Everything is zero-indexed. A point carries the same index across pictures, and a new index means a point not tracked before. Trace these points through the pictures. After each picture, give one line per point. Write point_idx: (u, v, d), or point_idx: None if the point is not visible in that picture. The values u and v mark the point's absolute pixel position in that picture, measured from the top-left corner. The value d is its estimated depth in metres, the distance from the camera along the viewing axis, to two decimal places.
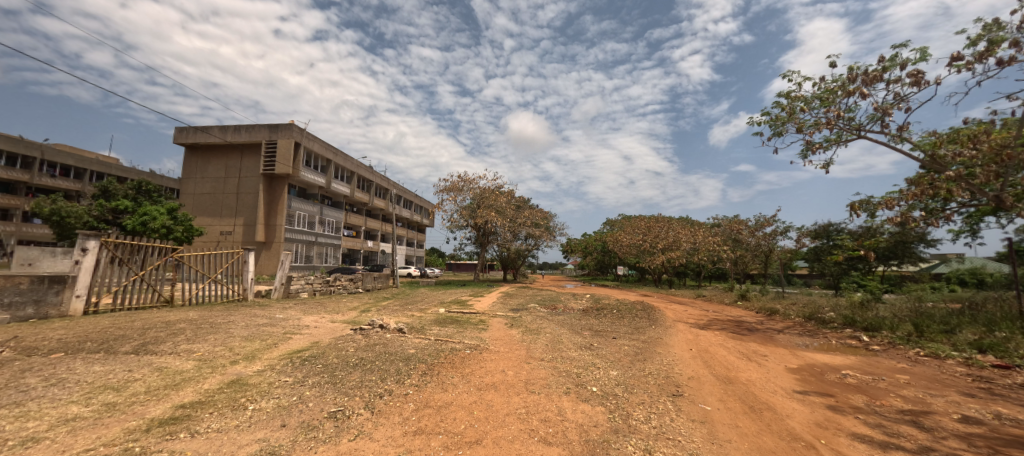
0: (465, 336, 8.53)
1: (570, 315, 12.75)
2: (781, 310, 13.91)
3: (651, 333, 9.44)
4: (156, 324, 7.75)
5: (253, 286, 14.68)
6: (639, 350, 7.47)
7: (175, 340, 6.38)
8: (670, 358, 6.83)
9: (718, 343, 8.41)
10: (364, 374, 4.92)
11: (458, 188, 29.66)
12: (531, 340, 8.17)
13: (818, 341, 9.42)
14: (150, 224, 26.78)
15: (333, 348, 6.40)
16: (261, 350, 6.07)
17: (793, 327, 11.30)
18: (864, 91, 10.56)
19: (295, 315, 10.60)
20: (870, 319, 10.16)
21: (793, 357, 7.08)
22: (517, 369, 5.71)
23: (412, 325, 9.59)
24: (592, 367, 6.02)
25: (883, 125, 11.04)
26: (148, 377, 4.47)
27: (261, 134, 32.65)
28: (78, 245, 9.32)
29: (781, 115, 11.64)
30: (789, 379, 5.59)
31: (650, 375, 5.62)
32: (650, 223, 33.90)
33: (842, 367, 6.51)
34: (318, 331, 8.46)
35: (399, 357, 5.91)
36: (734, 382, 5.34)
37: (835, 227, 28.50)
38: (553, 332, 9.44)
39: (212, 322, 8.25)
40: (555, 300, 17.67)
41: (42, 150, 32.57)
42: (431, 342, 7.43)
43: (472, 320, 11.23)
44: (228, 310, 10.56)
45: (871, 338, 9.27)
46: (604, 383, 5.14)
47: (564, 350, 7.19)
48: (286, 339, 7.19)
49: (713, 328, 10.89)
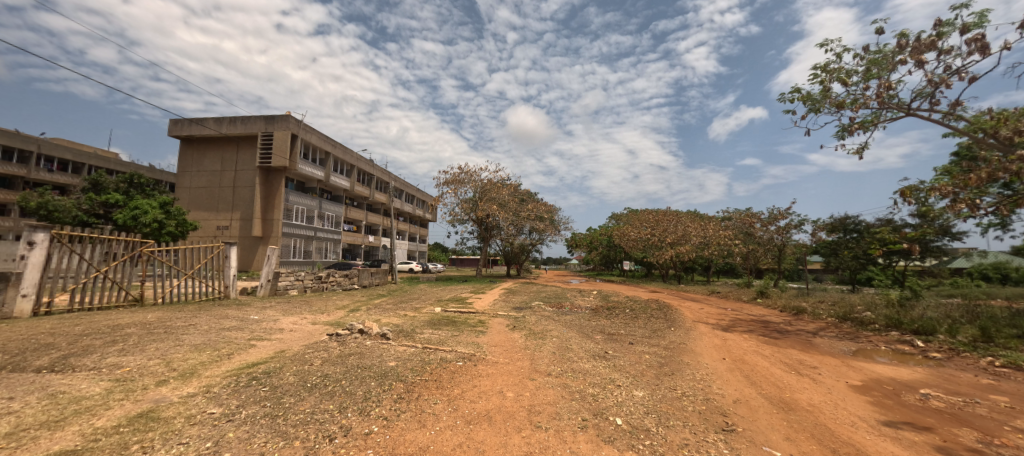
0: (458, 342, 7.39)
1: (578, 315, 11.58)
2: (809, 310, 12.66)
3: (673, 338, 8.23)
4: (100, 329, 6.67)
5: (236, 283, 13.64)
6: (663, 360, 6.32)
7: (105, 351, 5.28)
8: (703, 371, 5.68)
9: (753, 351, 7.22)
10: (320, 400, 3.79)
11: (460, 180, 28.62)
12: (535, 346, 7.08)
13: (863, 346, 8.26)
14: (141, 218, 25.85)
15: (296, 361, 5.29)
16: (206, 365, 4.95)
17: (828, 329, 10.10)
18: (916, 62, 9.24)
19: (273, 316, 9.50)
20: (922, 321, 8.98)
21: (850, 370, 5.88)
22: (520, 390, 4.57)
23: (400, 328, 8.47)
24: (610, 385, 4.87)
25: (934, 102, 9.79)
26: (28, 408, 3.37)
27: (257, 125, 31.66)
28: (23, 238, 8.33)
29: (815, 92, 10.40)
30: (864, 405, 4.42)
31: (684, 398, 4.48)
32: (658, 216, 32.51)
33: (917, 384, 5.35)
34: (291, 336, 7.36)
35: (373, 374, 4.78)
36: (795, 410, 4.18)
37: (853, 219, 26.95)
38: (561, 336, 8.25)
39: (170, 325, 7.19)
40: (561, 298, 16.40)
41: (39, 144, 31.85)
42: (417, 351, 6.28)
43: (470, 321, 10.11)
44: (199, 310, 9.48)
45: (926, 343, 8.09)
46: (631, 411, 3.99)
47: (575, 361, 6.05)
48: (246, 347, 6.07)
49: (740, 330, 9.71)
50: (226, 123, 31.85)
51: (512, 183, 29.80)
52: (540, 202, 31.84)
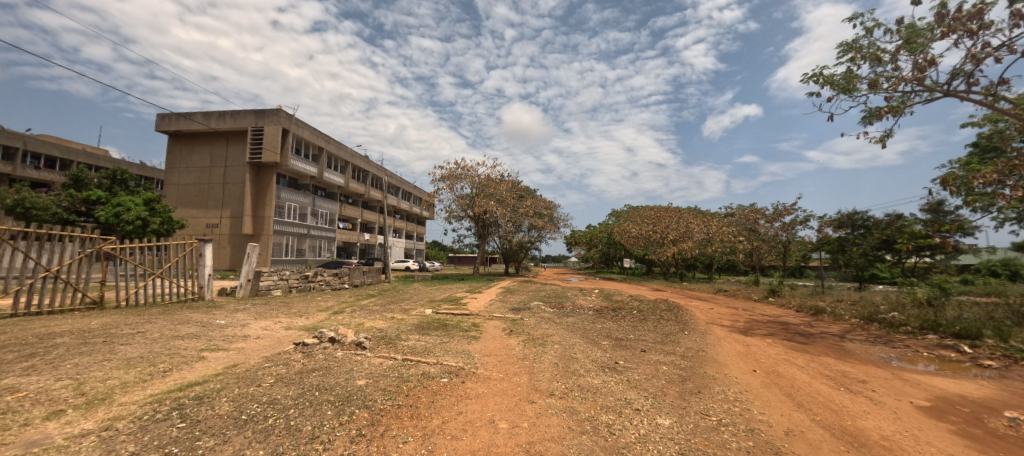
0: (446, 350, 6.44)
1: (581, 316, 10.65)
2: (830, 310, 11.75)
3: (689, 344, 7.32)
4: (26, 338, 5.66)
5: (211, 284, 12.63)
6: (684, 373, 5.38)
7: (6, 369, 4.28)
8: (735, 388, 4.75)
9: (784, 360, 6.29)
10: (250, 442, 2.85)
11: (456, 176, 27.66)
12: (536, 355, 6.22)
13: (902, 352, 7.38)
14: (124, 216, 24.60)
15: (243, 380, 4.32)
16: (127, 387, 3.99)
17: (855, 332, 9.21)
18: (964, 34, 8.24)
19: (243, 321, 8.51)
20: (964, 324, 8.08)
21: (906, 385, 5.00)
22: (516, 419, 3.65)
23: (383, 334, 7.54)
24: (629, 411, 3.93)
25: (972, 82, 8.91)
26: None
27: (247, 119, 30.54)
28: None
29: (845, 72, 9.51)
30: (951, 441, 3.49)
31: (723, 429, 3.56)
32: (659, 212, 31.31)
33: (994, 404, 4.45)
34: (254, 345, 6.44)
35: (334, 398, 3.85)
36: (869, 447, 3.27)
37: (861, 214, 26.13)
38: (563, 342, 7.36)
39: (115, 333, 6.21)
40: (561, 297, 15.52)
41: (24, 141, 30.81)
42: (396, 364, 5.30)
43: (463, 325, 9.15)
44: (160, 313, 8.50)
45: (973, 349, 7.22)
46: (660, 452, 3.06)
47: (582, 376, 5.10)
48: (192, 361, 5.10)
49: (761, 333, 8.82)
50: (215, 117, 30.73)
51: (510, 178, 28.79)
52: (538, 198, 30.86)
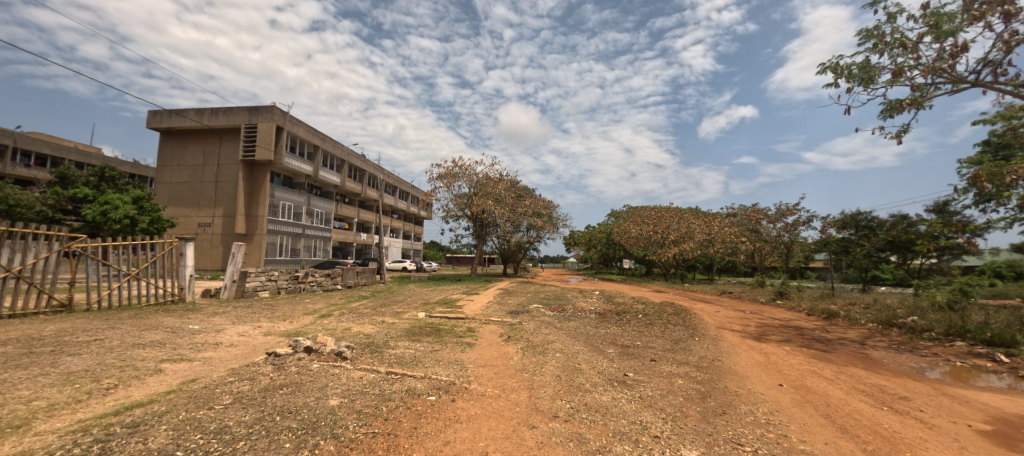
0: (437, 360, 5.83)
1: (584, 320, 10.04)
2: (844, 313, 11.15)
3: (702, 352, 6.75)
4: None
5: (193, 285, 11.98)
6: (702, 388, 4.79)
7: None
8: (764, 407, 4.16)
9: (809, 371, 5.69)
10: None
11: (453, 175, 27.04)
12: (537, 365, 5.62)
13: (933, 361, 6.80)
14: (111, 214, 23.85)
15: (198, 400, 3.71)
16: (52, 411, 3.36)
17: (874, 337, 8.63)
18: (996, 18, 7.66)
19: (219, 326, 7.85)
20: (998, 331, 7.45)
21: (955, 403, 4.44)
22: (516, 452, 3.03)
23: (369, 341, 6.92)
24: (647, 441, 3.30)
25: (1002, 70, 8.33)
26: None
27: (240, 116, 29.82)
28: None
29: (866, 60, 8.92)
30: None
31: None
32: (660, 212, 30.47)
33: None
34: (223, 354, 5.79)
35: (300, 424, 3.23)
36: None
37: (865, 215, 25.52)
38: (566, 349, 6.76)
39: (67, 341, 5.57)
40: (562, 299, 14.94)
41: (14, 138, 30.13)
42: (378, 379, 4.67)
43: (458, 330, 8.55)
44: (130, 317, 7.83)
45: (1011, 358, 6.63)
46: None
47: (589, 392, 4.49)
48: (144, 375, 4.47)
49: (775, 340, 8.23)
50: (208, 114, 30.01)
51: (508, 177, 28.13)
52: (537, 197, 30.15)
